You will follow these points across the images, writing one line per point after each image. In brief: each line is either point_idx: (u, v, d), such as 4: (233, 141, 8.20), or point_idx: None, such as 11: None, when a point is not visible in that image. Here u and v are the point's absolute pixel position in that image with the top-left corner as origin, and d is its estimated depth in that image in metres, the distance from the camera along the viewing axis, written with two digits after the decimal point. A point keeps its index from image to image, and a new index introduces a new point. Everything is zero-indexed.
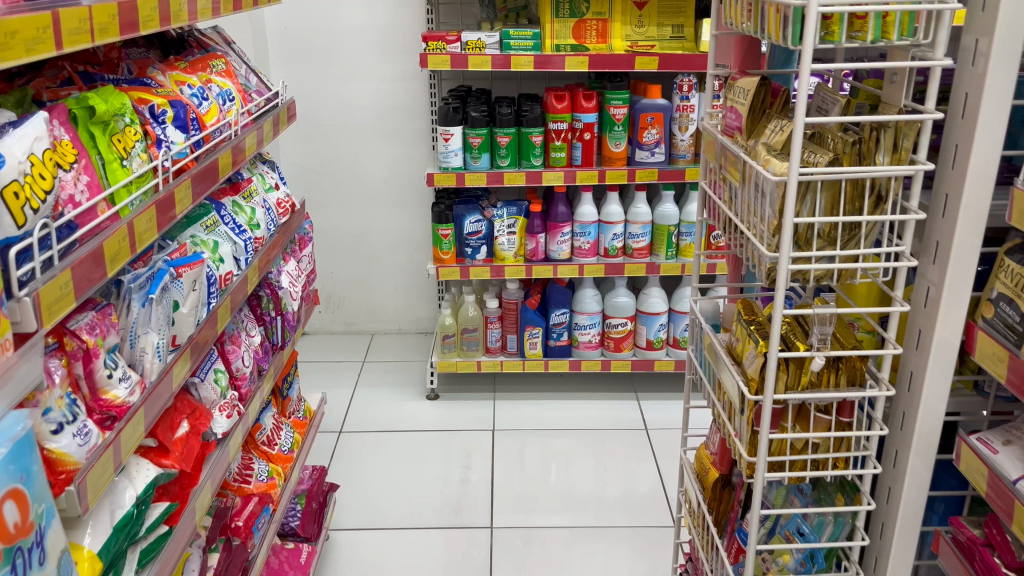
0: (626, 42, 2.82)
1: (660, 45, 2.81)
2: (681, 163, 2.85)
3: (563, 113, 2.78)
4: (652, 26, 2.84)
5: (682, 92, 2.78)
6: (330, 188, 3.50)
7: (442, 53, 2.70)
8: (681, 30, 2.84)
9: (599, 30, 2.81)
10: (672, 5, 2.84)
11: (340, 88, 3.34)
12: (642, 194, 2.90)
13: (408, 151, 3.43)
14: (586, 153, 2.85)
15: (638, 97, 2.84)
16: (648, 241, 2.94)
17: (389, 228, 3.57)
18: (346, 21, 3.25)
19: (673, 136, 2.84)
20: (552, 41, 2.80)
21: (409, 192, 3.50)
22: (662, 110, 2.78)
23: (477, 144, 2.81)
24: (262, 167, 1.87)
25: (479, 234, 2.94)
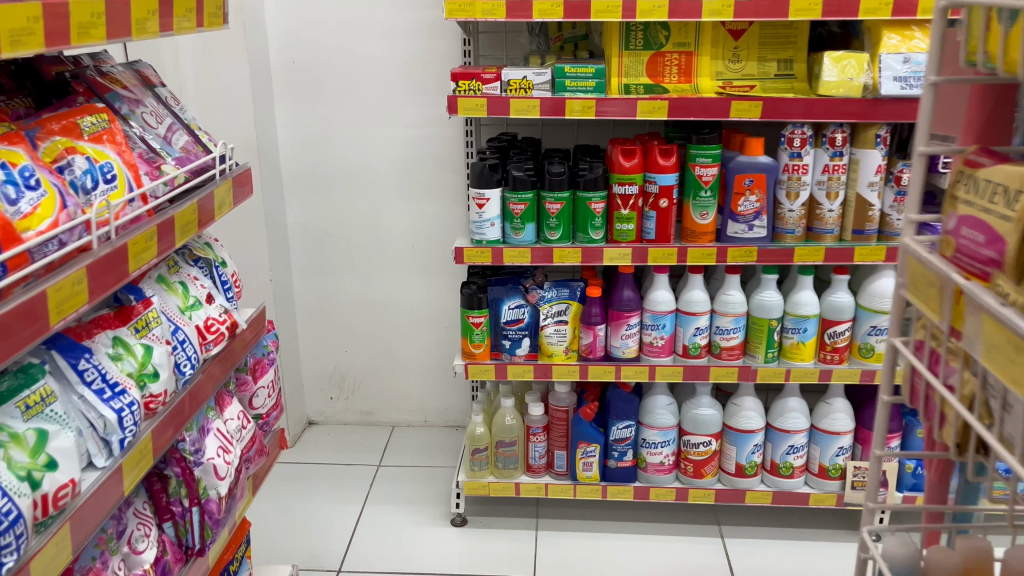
0: (717, 81, 2.16)
1: (762, 86, 2.14)
2: (788, 240, 2.15)
3: (634, 175, 2.13)
4: (751, 62, 2.18)
5: (792, 146, 2.09)
6: (344, 252, 2.91)
7: (476, 96, 2.08)
8: (790, 67, 2.17)
9: (681, 65, 2.17)
10: (779, 35, 2.17)
11: (356, 134, 2.76)
12: (735, 276, 2.21)
13: (437, 209, 2.82)
14: (661, 225, 2.18)
15: (731, 154, 2.17)
16: (741, 339, 2.25)
17: (415, 302, 2.95)
18: (366, 55, 2.66)
19: (777, 203, 2.15)
20: (621, 79, 2.17)
21: (439, 259, 2.88)
22: (765, 169, 2.10)
23: (520, 212, 2.18)
24: (185, 269, 1.26)
25: (520, 324, 2.29)
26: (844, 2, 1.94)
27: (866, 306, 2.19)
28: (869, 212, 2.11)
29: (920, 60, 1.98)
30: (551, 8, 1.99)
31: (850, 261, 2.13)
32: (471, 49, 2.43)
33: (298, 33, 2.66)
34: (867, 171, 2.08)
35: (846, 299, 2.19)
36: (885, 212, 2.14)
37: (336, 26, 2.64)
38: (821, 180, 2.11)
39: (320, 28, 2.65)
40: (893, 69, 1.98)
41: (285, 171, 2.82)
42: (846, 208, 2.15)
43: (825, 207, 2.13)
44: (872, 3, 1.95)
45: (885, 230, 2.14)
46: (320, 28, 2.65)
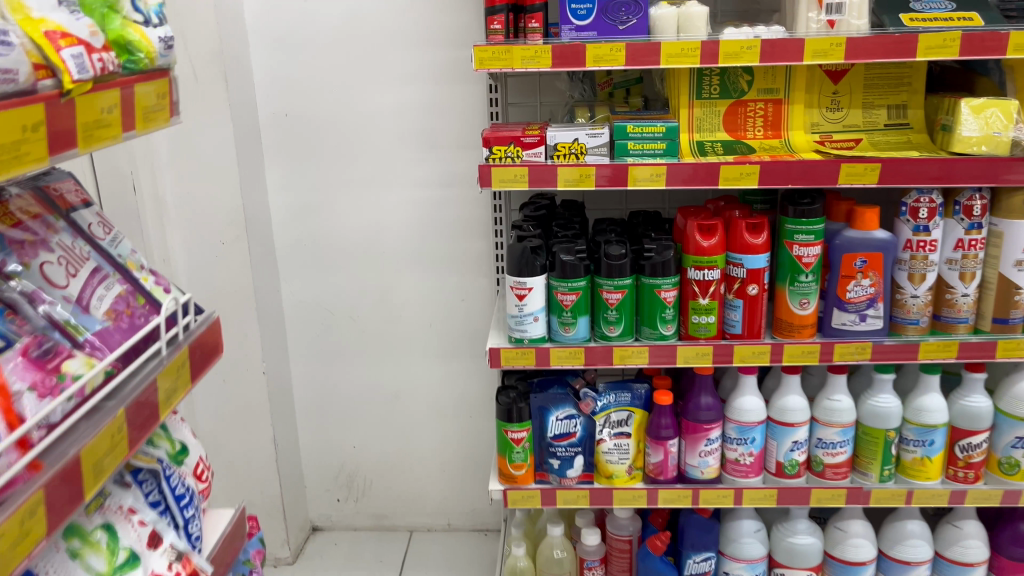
0: (813, 135, 1.74)
1: (871, 139, 1.71)
2: (910, 333, 1.71)
3: (715, 256, 1.70)
4: (855, 109, 1.75)
5: (916, 219, 1.65)
6: (350, 333, 2.48)
7: (515, 165, 1.65)
8: (904, 114, 1.73)
9: (767, 116, 1.75)
10: (888, 75, 1.74)
11: (363, 197, 2.34)
12: (842, 377, 1.78)
13: (460, 282, 2.39)
14: (749, 317, 1.74)
15: (835, 226, 1.73)
16: (849, 454, 1.81)
17: (435, 388, 2.51)
18: (372, 105, 2.24)
19: (896, 287, 1.71)
20: (693, 135, 1.74)
21: (463, 339, 2.45)
22: (882, 247, 1.66)
23: (571, 304, 1.75)
24: (113, 500, 1.04)
25: (572, 440, 1.84)
26: (989, 38, 1.51)
27: (1008, 412, 1.76)
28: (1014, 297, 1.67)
29: None
30: (611, 54, 1.56)
31: (991, 357, 1.69)
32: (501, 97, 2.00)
33: (291, 81, 2.23)
34: (1014, 247, 1.64)
35: (983, 404, 1.75)
36: None
37: (337, 72, 2.22)
38: (952, 259, 1.67)
39: (318, 75, 2.22)
40: None
41: (280, 242, 2.39)
42: (981, 291, 1.71)
43: (957, 291, 1.69)
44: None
45: None
46: (316, 74, 2.22)
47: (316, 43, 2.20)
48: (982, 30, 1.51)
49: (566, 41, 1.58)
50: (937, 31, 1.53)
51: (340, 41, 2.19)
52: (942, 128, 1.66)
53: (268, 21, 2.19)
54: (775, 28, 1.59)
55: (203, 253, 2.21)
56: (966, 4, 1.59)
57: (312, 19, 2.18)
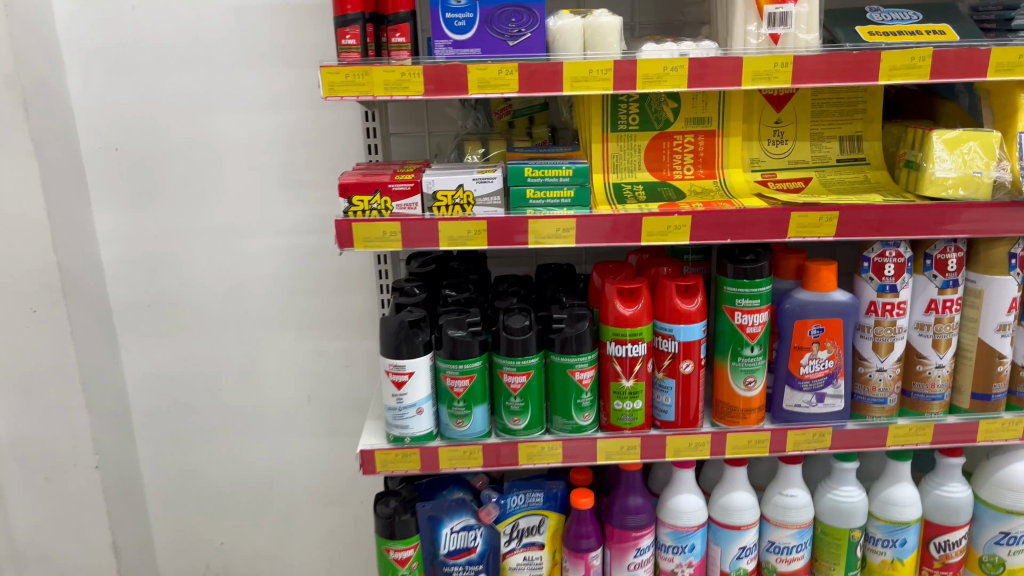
0: (752, 173, 1.44)
1: (822, 179, 1.42)
2: (876, 414, 1.40)
3: (640, 327, 1.36)
4: (802, 142, 1.46)
5: (880, 276, 1.35)
6: (211, 409, 2.06)
7: (383, 219, 1.28)
8: (859, 146, 1.45)
9: (698, 152, 1.43)
10: (839, 101, 1.45)
11: (219, 247, 1.93)
12: (796, 467, 1.46)
13: (341, 344, 2.00)
14: (684, 400, 1.40)
15: (783, 285, 1.42)
16: (808, 558, 1.49)
17: (316, 469, 2.11)
18: (225, 137, 1.84)
19: (858, 359, 1.40)
20: (608, 176, 1.42)
21: (347, 412, 2.06)
22: (841, 312, 1.35)
23: (463, 391, 1.38)
24: None
25: (471, 557, 1.46)
26: (967, 55, 1.21)
27: (990, 501, 1.46)
28: (998, 368, 1.38)
29: None
30: (500, 78, 1.21)
31: (972, 441, 1.39)
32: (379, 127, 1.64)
33: (122, 109, 1.82)
34: (996, 308, 1.35)
35: (963, 494, 1.45)
36: (1015, 364, 1.41)
37: (179, 97, 1.82)
38: (924, 323, 1.37)
39: (155, 100, 1.82)
40: None
41: (118, 302, 1.96)
42: (957, 360, 1.42)
43: (930, 362, 1.38)
44: (1008, 57, 1.22)
45: (1019, 389, 1.41)
46: (154, 100, 1.82)
47: (152, 63, 1.79)
48: (957, 46, 1.22)
49: (442, 61, 1.22)
50: (902, 48, 1.23)
51: (182, 60, 1.79)
52: (908, 164, 1.37)
53: (90, 35, 1.77)
54: (706, 44, 1.27)
55: (10, 324, 1.77)
56: (934, 14, 1.30)
57: (145, 33, 1.77)
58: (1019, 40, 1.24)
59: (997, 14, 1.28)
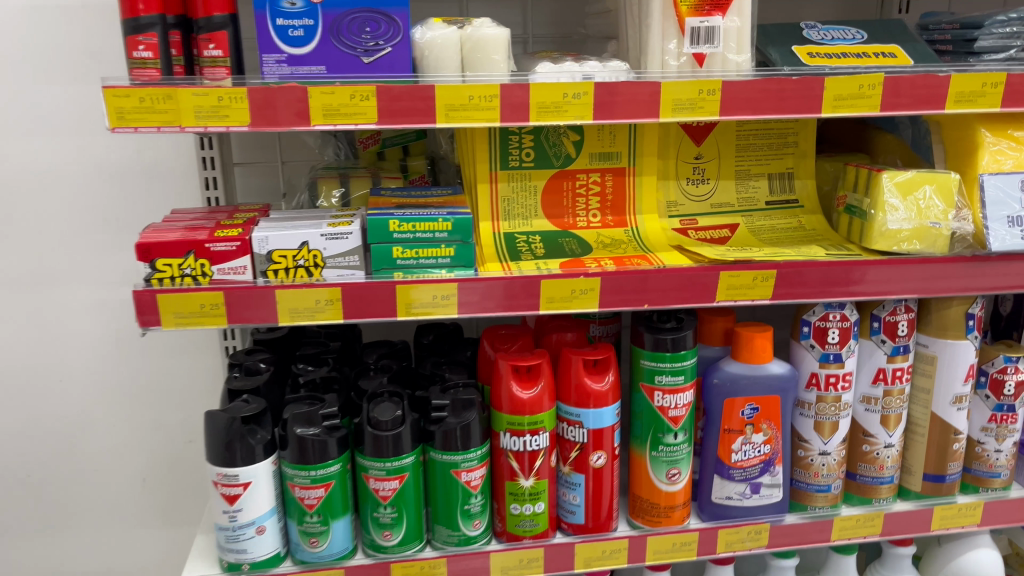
0: (669, 220, 1.20)
1: (751, 226, 1.20)
2: (820, 504, 1.18)
3: (540, 413, 1.09)
4: (725, 181, 1.23)
5: (824, 344, 1.13)
6: (16, 499, 1.66)
7: (199, 288, 0.97)
8: (791, 185, 1.24)
9: (605, 195, 1.18)
10: (767, 132, 1.23)
11: (15, 307, 1.52)
12: (727, 567, 1.22)
13: (183, 417, 1.64)
14: (596, 498, 1.15)
15: (710, 353, 1.18)
16: None
17: (156, 563, 1.75)
18: (15, 166, 1.43)
19: (796, 440, 1.18)
20: (498, 226, 1.15)
21: (193, 494, 1.71)
22: (779, 387, 1.13)
23: (317, 503, 1.07)
24: None
25: None
26: (923, 83, 1.01)
27: None
28: (953, 447, 1.18)
29: None
30: (352, 105, 0.93)
31: (924, 530, 1.20)
32: (216, 156, 1.35)
33: None
34: (952, 378, 1.15)
35: None
36: (970, 438, 1.21)
37: None
38: (871, 396, 1.17)
39: None
40: (1005, 203, 1.07)
41: None
42: (908, 436, 1.22)
43: (878, 441, 1.18)
44: (970, 85, 1.02)
45: (975, 467, 1.21)
46: None
47: None
48: (912, 72, 1.02)
49: (274, 82, 0.93)
50: (848, 72, 1.02)
51: None
52: (849, 209, 1.16)
53: None
54: (614, 64, 1.02)
55: None
56: (879, 34, 1.09)
57: None
58: (981, 65, 1.04)
59: (954, 33, 1.09)
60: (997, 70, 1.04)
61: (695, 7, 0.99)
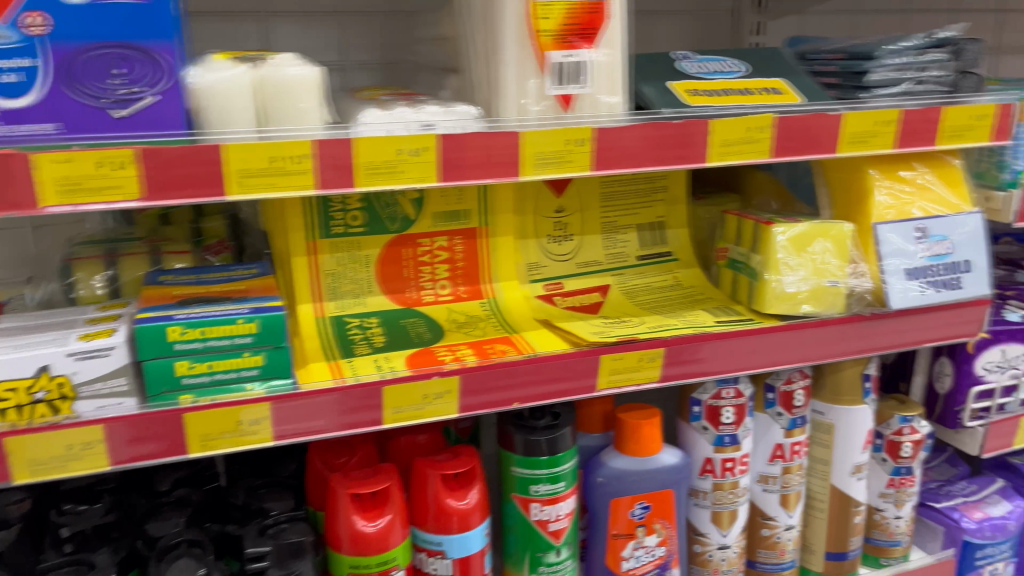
0: (532, 287, 1.01)
1: (626, 289, 1.02)
2: None
3: (391, 549, 0.86)
4: (592, 237, 1.05)
5: (717, 425, 0.97)
6: None
7: None
8: (664, 237, 1.08)
9: (456, 263, 0.97)
10: (635, 178, 1.07)
11: None
12: None
13: None
14: None
15: (589, 443, 1.00)
16: None
17: None
18: None
19: (691, 533, 1.02)
20: (325, 310, 0.91)
21: None
22: (671, 481, 0.96)
23: None
24: None
25: None
26: (817, 124, 0.87)
27: None
28: (854, 520, 1.06)
29: (942, 232, 0.97)
30: (102, 176, 0.66)
31: None
32: None
33: None
34: (851, 447, 1.04)
35: None
36: (868, 506, 1.10)
37: None
38: (768, 476, 1.03)
39: None
40: (901, 253, 0.95)
41: None
42: (806, 511, 1.09)
43: (779, 524, 1.04)
44: (862, 124, 0.90)
45: (875, 536, 1.10)
46: None
47: None
48: (802, 112, 0.88)
49: None
50: (735, 114, 0.86)
51: None
52: (733, 264, 1.01)
53: None
54: (460, 108, 0.81)
55: None
56: (761, 67, 0.95)
57: None
58: (872, 101, 0.92)
59: (841, 65, 0.97)
60: (889, 106, 0.92)
61: (559, 38, 0.79)
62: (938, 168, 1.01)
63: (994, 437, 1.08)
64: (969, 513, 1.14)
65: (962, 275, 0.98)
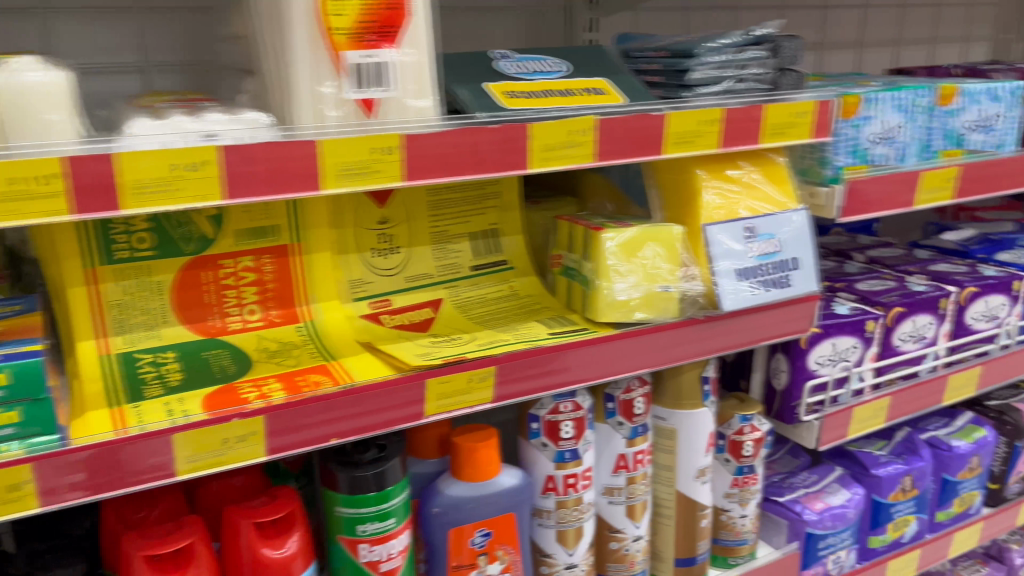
0: (355, 305, 0.92)
1: (457, 302, 0.96)
2: None
3: None
4: (420, 248, 0.98)
5: (557, 441, 0.93)
6: None
7: None
8: (498, 245, 1.03)
9: (265, 285, 0.88)
10: (463, 184, 1.01)
11: None
12: None
13: None
14: None
15: (425, 470, 0.94)
16: None
17: None
18: None
19: (537, 554, 0.98)
20: (108, 347, 0.80)
21: None
22: (511, 504, 0.91)
23: None
24: None
25: None
26: (640, 125, 0.84)
27: None
28: (701, 524, 1.05)
29: (770, 231, 0.96)
30: None
31: None
32: None
33: None
34: (693, 451, 1.02)
35: None
36: (714, 507, 1.10)
37: None
38: (613, 488, 1.00)
39: None
40: (731, 254, 0.94)
41: None
42: (654, 518, 1.07)
43: (626, 536, 1.01)
44: (687, 124, 0.87)
45: (722, 537, 1.10)
46: None
47: None
48: (624, 112, 0.84)
49: None
50: (556, 116, 0.82)
51: None
52: (567, 272, 0.97)
53: None
54: (249, 116, 0.72)
55: None
56: (583, 66, 0.92)
57: None
58: (696, 100, 0.90)
59: (663, 63, 0.95)
60: (712, 105, 0.90)
61: (355, 37, 0.72)
62: (764, 166, 1.00)
63: (829, 429, 1.07)
64: (810, 505, 1.15)
65: (791, 273, 0.97)
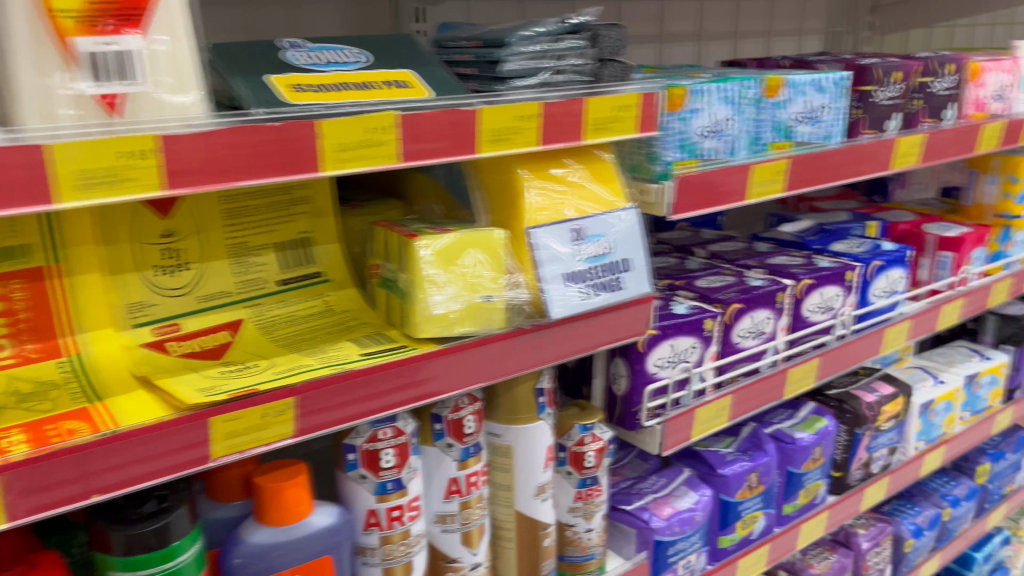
0: (136, 333, 0.80)
1: (260, 322, 0.86)
2: None
3: None
4: (217, 262, 0.87)
5: (377, 472, 0.84)
6: None
7: None
8: (309, 256, 0.93)
9: (15, 315, 0.73)
10: (265, 190, 0.91)
11: None
12: None
13: None
14: None
15: (228, 514, 0.83)
16: None
17: None
18: None
19: None
20: None
21: None
22: (327, 546, 0.81)
23: None
24: None
25: None
26: (448, 121, 0.76)
27: None
28: (543, 543, 0.99)
29: (598, 232, 0.91)
30: None
31: None
32: None
33: None
34: (531, 468, 0.96)
35: None
36: (559, 523, 1.04)
37: None
38: (446, 515, 0.92)
39: None
40: (557, 259, 0.88)
41: None
42: (495, 539, 1.00)
43: (463, 565, 0.94)
44: (502, 120, 0.80)
45: (568, 553, 1.04)
46: None
47: None
48: (430, 107, 0.76)
49: None
50: (351, 112, 0.72)
51: None
52: (384, 283, 0.89)
53: None
54: None
55: None
56: (386, 56, 0.83)
57: None
58: (511, 93, 0.83)
59: (475, 53, 0.89)
60: (529, 98, 0.83)
61: (86, 21, 0.60)
62: (590, 164, 0.95)
63: (672, 434, 1.04)
64: (657, 511, 1.12)
65: (622, 275, 0.92)
